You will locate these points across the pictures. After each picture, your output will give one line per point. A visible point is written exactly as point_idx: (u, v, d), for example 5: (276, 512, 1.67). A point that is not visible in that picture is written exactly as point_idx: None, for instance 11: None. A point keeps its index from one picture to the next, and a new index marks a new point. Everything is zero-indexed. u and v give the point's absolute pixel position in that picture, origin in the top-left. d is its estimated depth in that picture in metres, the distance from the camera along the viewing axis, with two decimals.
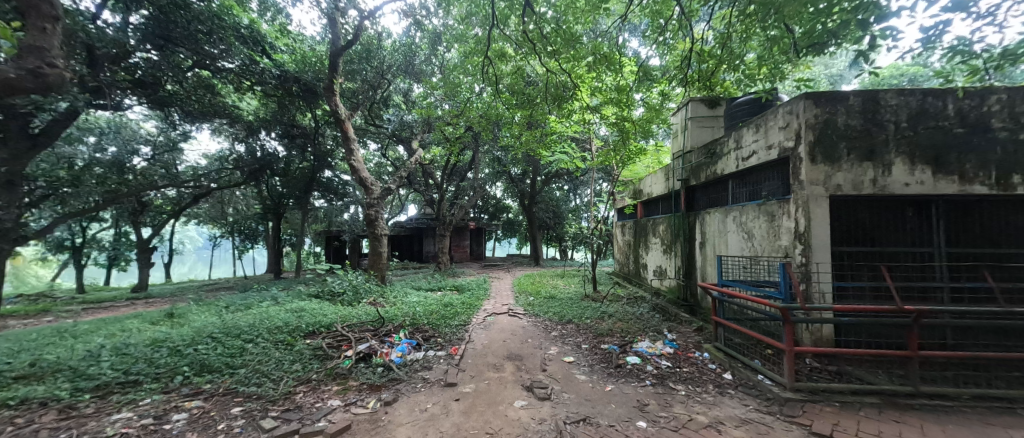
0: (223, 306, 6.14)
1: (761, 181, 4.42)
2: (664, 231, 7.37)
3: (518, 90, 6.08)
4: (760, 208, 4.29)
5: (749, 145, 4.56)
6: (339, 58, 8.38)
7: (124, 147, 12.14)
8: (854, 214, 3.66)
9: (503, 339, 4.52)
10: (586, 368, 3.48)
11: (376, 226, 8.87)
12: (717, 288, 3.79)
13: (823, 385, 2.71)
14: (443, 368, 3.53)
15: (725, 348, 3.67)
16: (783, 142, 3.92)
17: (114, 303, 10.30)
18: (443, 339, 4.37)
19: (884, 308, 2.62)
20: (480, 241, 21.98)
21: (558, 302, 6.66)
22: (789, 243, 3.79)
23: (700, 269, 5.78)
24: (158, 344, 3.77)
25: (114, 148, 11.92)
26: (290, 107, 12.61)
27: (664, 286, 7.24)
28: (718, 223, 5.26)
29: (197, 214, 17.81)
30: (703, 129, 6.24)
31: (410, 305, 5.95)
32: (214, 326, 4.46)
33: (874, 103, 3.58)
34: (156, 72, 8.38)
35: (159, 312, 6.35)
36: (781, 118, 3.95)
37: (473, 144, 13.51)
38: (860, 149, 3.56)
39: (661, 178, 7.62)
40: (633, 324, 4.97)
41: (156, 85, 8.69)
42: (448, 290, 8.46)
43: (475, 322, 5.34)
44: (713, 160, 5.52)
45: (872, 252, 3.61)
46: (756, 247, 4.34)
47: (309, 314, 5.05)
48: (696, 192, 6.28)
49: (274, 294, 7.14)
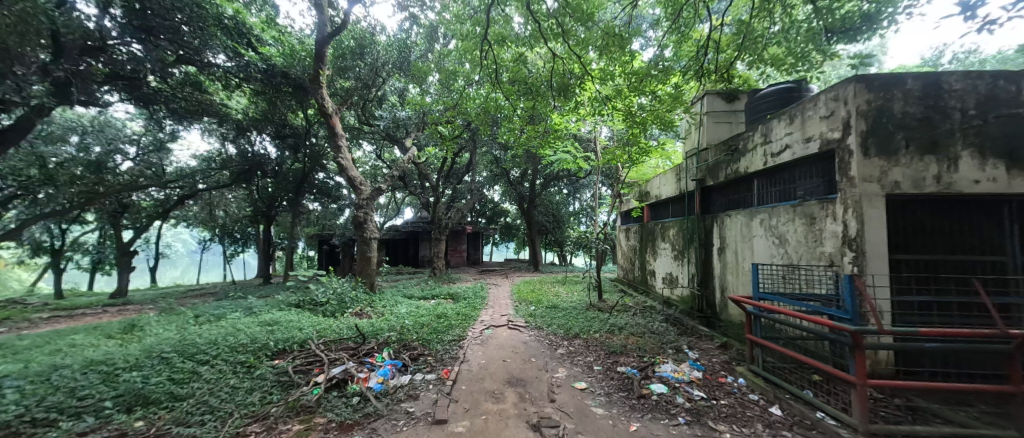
0: (191, 317, 5.49)
1: (796, 179, 3.91)
2: (674, 236, 6.86)
3: (520, 80, 5.50)
4: (796, 209, 3.78)
5: (780, 138, 4.05)
6: (326, 48, 7.80)
7: (109, 147, 11.69)
8: (914, 217, 3.12)
9: (503, 358, 3.94)
10: (602, 398, 2.93)
11: (365, 230, 8.25)
12: (753, 301, 3.24)
13: (905, 428, 2.17)
14: (432, 398, 2.96)
15: (764, 373, 3.14)
16: (826, 133, 3.41)
17: (89, 310, 9.70)
18: (433, 358, 3.83)
19: (983, 332, 2.08)
20: (478, 246, 21.31)
21: (562, 312, 6.10)
22: (835, 249, 3.28)
23: (720, 277, 5.26)
24: (95, 368, 3.18)
25: (98, 148, 11.42)
26: (281, 107, 12.17)
27: (675, 294, 6.73)
28: (741, 226, 4.75)
29: (186, 217, 17.19)
30: (720, 124, 5.76)
31: (400, 316, 5.38)
32: (169, 342, 3.85)
33: (936, 87, 3.09)
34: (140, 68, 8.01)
35: (119, 323, 5.69)
36: (823, 106, 3.45)
37: (469, 145, 12.95)
38: (921, 141, 3.06)
39: (671, 178, 7.13)
40: (648, 341, 4.43)
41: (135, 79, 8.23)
42: (442, 299, 7.90)
43: (471, 336, 4.77)
44: (734, 157, 5.01)
45: (935, 260, 3.10)
46: (792, 254, 3.81)
47: (284, 327, 4.47)
48: (712, 193, 5.77)
49: (252, 302, 6.53)
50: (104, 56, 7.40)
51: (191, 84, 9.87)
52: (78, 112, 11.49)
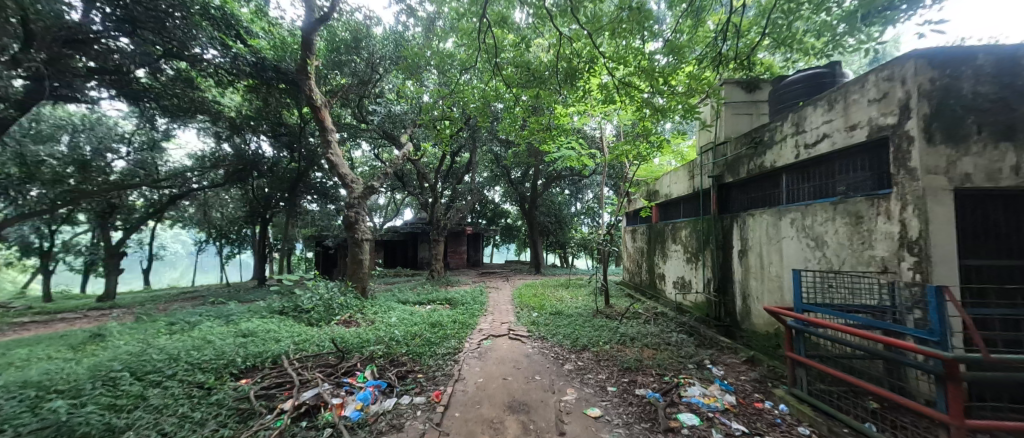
0: (163, 326, 5.03)
1: (835, 173, 3.45)
2: (687, 237, 6.39)
3: (521, 67, 5.02)
4: (838, 208, 3.31)
5: (816, 126, 3.58)
6: (314, 35, 7.33)
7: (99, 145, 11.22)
8: (986, 216, 2.66)
9: (503, 376, 3.48)
10: (620, 431, 2.47)
11: (356, 230, 7.77)
12: (795, 314, 2.78)
13: None
14: (419, 429, 2.50)
15: (810, 398, 2.69)
16: (876, 119, 2.96)
17: (69, 314, 9.24)
18: (424, 376, 3.38)
19: None
20: (478, 247, 20.90)
21: (567, 320, 5.65)
22: (889, 254, 2.82)
23: (741, 283, 4.80)
24: (26, 390, 2.72)
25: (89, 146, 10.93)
26: (274, 104, 11.76)
27: (688, 300, 6.26)
28: (767, 227, 4.29)
29: (180, 217, 16.78)
30: (741, 116, 5.30)
31: (390, 325, 4.91)
32: (125, 357, 3.39)
33: (1012, 63, 2.63)
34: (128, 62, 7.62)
35: (87, 331, 5.23)
36: (874, 87, 2.99)
37: (468, 143, 12.48)
38: (995, 125, 2.60)
39: (683, 176, 6.67)
40: (665, 355, 3.97)
41: (120, 73, 7.83)
42: (439, 304, 7.43)
43: (468, 348, 4.31)
44: (758, 150, 4.55)
45: (1016, 269, 2.64)
46: (834, 258, 3.35)
47: (260, 339, 4.01)
48: (731, 191, 5.30)
49: (233, 308, 6.06)
50: (86, 50, 6.98)
51: (183, 81, 9.42)
52: (68, 110, 10.99)
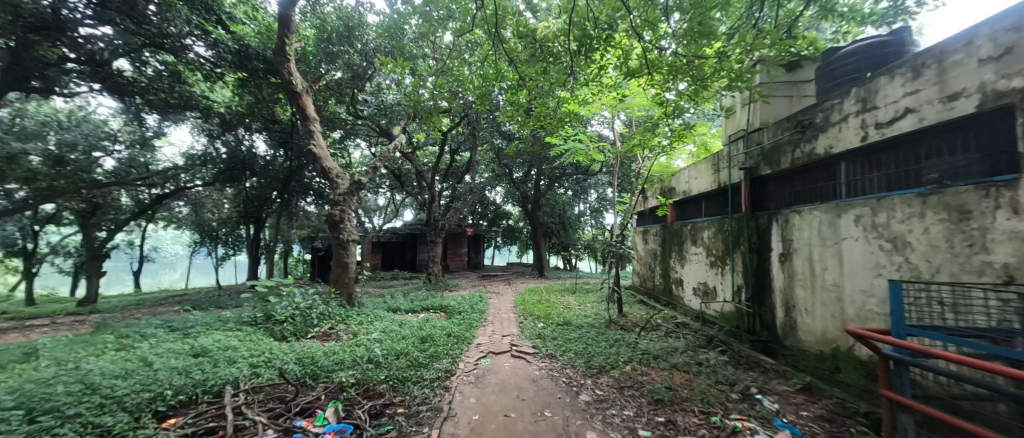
0: (111, 339, 4.34)
1: (922, 157, 2.76)
2: (710, 238, 5.69)
3: (530, 41, 4.31)
4: (928, 202, 2.62)
5: (894, 99, 2.88)
6: (293, 13, 6.63)
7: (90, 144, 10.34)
8: None
9: (505, 411, 2.79)
10: None
11: (342, 231, 7.07)
12: (894, 340, 2.06)
13: None
14: None
15: None
16: (992, 83, 2.26)
17: (40, 321, 8.54)
18: (406, 412, 2.69)
19: None
20: (479, 249, 20.27)
21: (577, 331, 4.98)
22: (1017, 260, 2.13)
23: (783, 292, 4.10)
24: None
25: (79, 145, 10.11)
26: (266, 99, 11.07)
27: (712, 309, 5.54)
28: (820, 226, 3.59)
29: (170, 218, 16.16)
30: (780, 98, 4.67)
31: (373, 340, 4.24)
32: (31, 386, 2.70)
33: None
34: (103, 53, 6.94)
35: (28, 344, 4.56)
36: (991, 40, 2.28)
37: (467, 139, 11.84)
38: None
39: (706, 169, 5.98)
40: (701, 381, 3.28)
41: (105, 67, 7.23)
42: (434, 313, 6.76)
43: (462, 370, 3.61)
44: (807, 135, 3.86)
45: None
46: (923, 265, 2.65)
47: (211, 361, 3.32)
48: (767, 184, 4.60)
49: (200, 317, 5.35)
50: (60, 38, 6.29)
51: (170, 75, 8.81)
52: (53, 105, 10.08)
